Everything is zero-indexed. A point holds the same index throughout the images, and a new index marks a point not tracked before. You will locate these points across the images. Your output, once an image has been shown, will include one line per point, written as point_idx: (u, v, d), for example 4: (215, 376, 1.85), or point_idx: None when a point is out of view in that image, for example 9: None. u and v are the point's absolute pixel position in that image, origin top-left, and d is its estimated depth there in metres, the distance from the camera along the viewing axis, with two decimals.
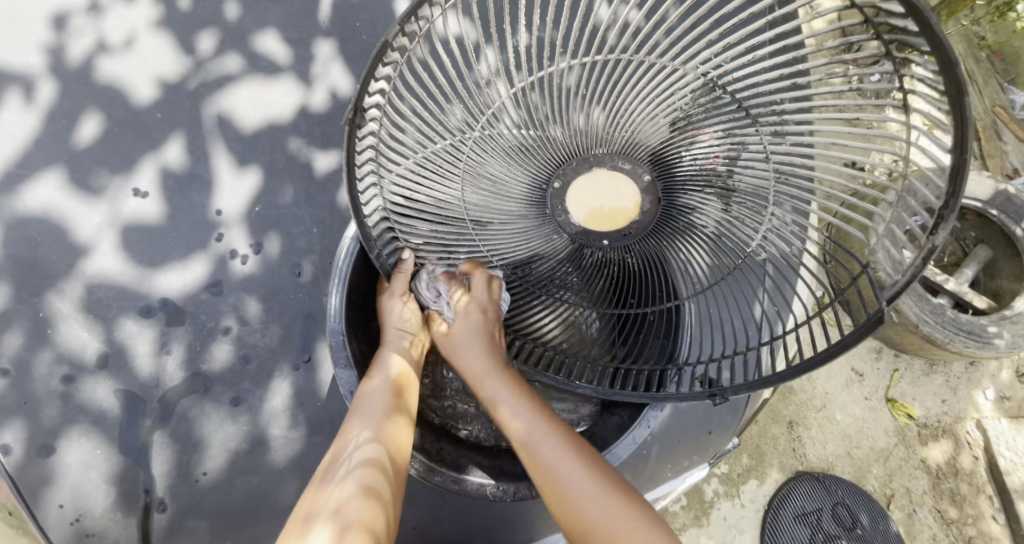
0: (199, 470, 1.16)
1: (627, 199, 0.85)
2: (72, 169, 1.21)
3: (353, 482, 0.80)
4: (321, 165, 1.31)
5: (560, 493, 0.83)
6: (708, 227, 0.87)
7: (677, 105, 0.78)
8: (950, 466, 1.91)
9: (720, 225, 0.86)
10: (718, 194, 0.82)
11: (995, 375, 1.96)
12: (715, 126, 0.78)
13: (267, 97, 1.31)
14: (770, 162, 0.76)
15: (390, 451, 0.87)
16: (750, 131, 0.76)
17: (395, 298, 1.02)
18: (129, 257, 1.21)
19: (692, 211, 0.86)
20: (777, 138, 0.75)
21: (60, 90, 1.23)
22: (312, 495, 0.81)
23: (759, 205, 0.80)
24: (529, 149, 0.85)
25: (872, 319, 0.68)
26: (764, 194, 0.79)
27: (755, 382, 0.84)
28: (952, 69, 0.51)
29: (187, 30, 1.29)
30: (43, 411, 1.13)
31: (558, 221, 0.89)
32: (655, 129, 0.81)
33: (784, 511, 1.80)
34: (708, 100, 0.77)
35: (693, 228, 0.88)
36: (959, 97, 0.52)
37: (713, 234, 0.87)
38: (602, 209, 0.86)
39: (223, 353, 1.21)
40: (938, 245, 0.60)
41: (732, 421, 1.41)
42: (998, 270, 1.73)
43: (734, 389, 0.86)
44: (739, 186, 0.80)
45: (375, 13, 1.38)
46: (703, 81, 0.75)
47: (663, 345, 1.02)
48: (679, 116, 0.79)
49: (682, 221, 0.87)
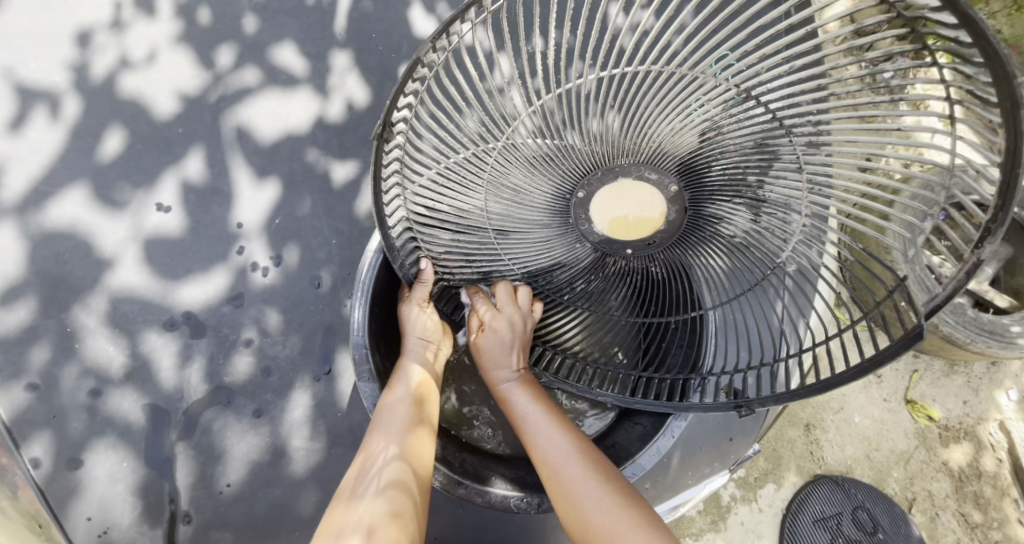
0: (222, 482, 1.16)
1: (651, 209, 0.84)
2: (95, 184, 1.23)
3: (382, 501, 0.80)
4: (338, 175, 1.32)
5: (568, 497, 0.84)
6: (736, 237, 0.86)
7: (705, 117, 0.78)
8: (973, 468, 1.87)
9: (749, 235, 0.84)
10: (748, 204, 0.81)
11: (1017, 375, 1.91)
12: (744, 136, 0.77)
13: (285, 110, 1.31)
14: (804, 173, 0.75)
15: (415, 468, 0.86)
16: (783, 141, 0.75)
17: (414, 306, 1.00)
18: (153, 271, 1.22)
19: (719, 222, 0.85)
20: (813, 149, 0.74)
21: (83, 106, 1.25)
22: (341, 511, 0.80)
23: (789, 216, 0.79)
24: (551, 158, 0.85)
25: (909, 336, 0.66)
26: (797, 204, 0.78)
27: (783, 395, 0.83)
28: (1009, 83, 0.51)
29: (206, 44, 1.31)
30: (70, 424, 1.15)
31: (581, 230, 0.89)
32: (683, 140, 0.80)
33: (803, 515, 1.77)
34: (740, 110, 0.76)
35: (719, 238, 0.87)
36: (1014, 110, 0.53)
37: (740, 244, 0.86)
38: (627, 218, 0.86)
39: (245, 364, 1.22)
40: (984, 259, 0.59)
41: (754, 428, 1.38)
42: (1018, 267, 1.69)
43: (760, 401, 0.85)
44: (770, 197, 0.79)
45: (390, 24, 1.38)
46: (734, 93, 0.75)
47: (686, 353, 1.01)
48: (708, 128, 0.79)
49: (708, 231, 0.86)
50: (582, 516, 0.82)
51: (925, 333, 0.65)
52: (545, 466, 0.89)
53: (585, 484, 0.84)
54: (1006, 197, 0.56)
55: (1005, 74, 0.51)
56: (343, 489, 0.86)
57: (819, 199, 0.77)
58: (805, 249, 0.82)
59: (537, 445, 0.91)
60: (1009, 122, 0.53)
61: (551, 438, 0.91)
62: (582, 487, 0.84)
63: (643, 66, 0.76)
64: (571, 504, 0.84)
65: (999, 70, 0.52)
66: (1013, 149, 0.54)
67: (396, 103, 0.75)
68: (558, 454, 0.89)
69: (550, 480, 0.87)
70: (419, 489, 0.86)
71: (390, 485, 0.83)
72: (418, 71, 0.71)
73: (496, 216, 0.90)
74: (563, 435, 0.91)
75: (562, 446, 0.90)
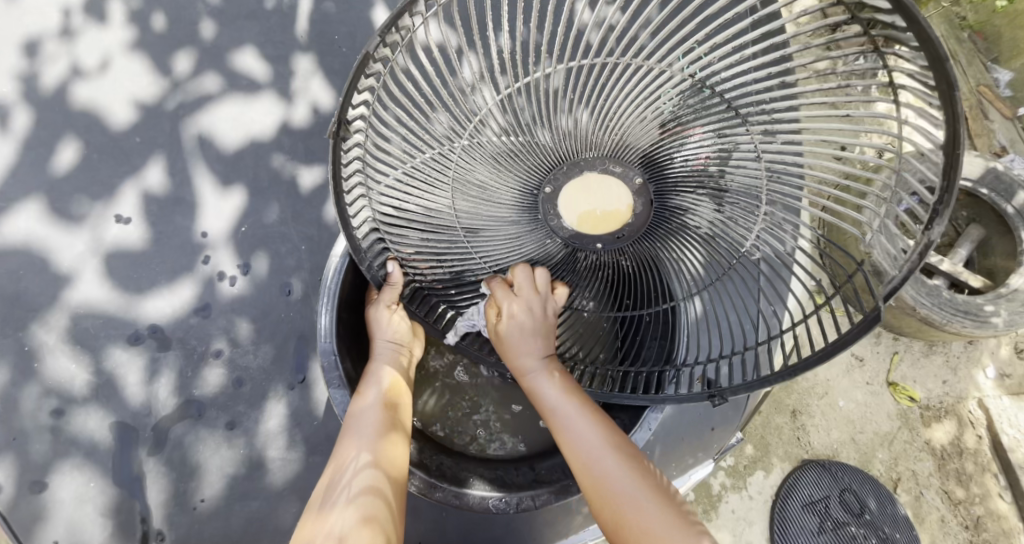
0: (196, 497, 1.14)
1: (619, 203, 0.83)
2: (51, 198, 1.20)
3: (353, 508, 0.79)
4: (305, 180, 1.29)
5: (606, 495, 0.80)
6: (702, 227, 0.85)
7: (666, 107, 0.78)
8: (955, 446, 1.90)
9: (714, 225, 0.84)
10: (710, 195, 0.81)
11: (994, 352, 1.96)
12: (705, 126, 0.77)
13: (248, 115, 1.29)
14: (762, 162, 0.76)
15: (387, 471, 0.85)
16: (740, 130, 0.75)
17: (382, 308, 0.99)
18: (114, 284, 1.19)
19: (684, 213, 0.84)
20: (769, 138, 0.74)
21: (35, 118, 1.22)
22: (312, 523, 0.78)
23: (751, 205, 0.79)
24: (517, 154, 0.84)
25: (867, 320, 0.67)
26: (756, 193, 0.79)
27: (754, 384, 0.82)
28: (942, 63, 0.51)
29: (163, 51, 1.28)
30: (33, 446, 1.11)
31: (551, 225, 0.88)
32: (646, 132, 0.80)
33: (792, 500, 1.79)
34: (697, 101, 0.77)
35: (686, 230, 0.86)
36: (948, 91, 0.52)
37: (707, 235, 0.85)
38: (595, 212, 0.84)
39: (216, 376, 1.19)
40: (933, 241, 0.59)
41: (736, 417, 1.39)
42: (991, 248, 1.79)
43: (732, 390, 0.85)
44: (730, 186, 0.79)
45: (355, 26, 1.36)
46: (690, 82, 0.76)
47: (660, 346, 1.00)
48: (668, 118, 0.79)
49: (674, 222, 0.85)
50: (616, 510, 0.78)
51: (882, 316, 0.65)
52: (577, 461, 0.83)
53: (622, 483, 0.79)
54: (950, 177, 0.56)
55: (937, 56, 0.51)
56: (314, 500, 0.84)
57: (779, 185, 0.77)
58: (770, 237, 0.82)
59: (567, 437, 0.85)
60: (947, 105, 0.53)
61: (586, 434, 0.84)
62: (616, 481, 0.80)
63: (599, 59, 0.76)
64: (607, 500, 0.79)
65: (932, 50, 0.51)
66: (955, 135, 0.54)
67: (352, 99, 0.74)
68: (593, 451, 0.82)
69: (585, 477, 0.82)
70: (394, 495, 0.84)
71: (365, 492, 0.81)
72: (371, 66, 0.70)
73: (463, 213, 0.89)
74: (594, 424, 0.85)
75: (591, 437, 0.84)
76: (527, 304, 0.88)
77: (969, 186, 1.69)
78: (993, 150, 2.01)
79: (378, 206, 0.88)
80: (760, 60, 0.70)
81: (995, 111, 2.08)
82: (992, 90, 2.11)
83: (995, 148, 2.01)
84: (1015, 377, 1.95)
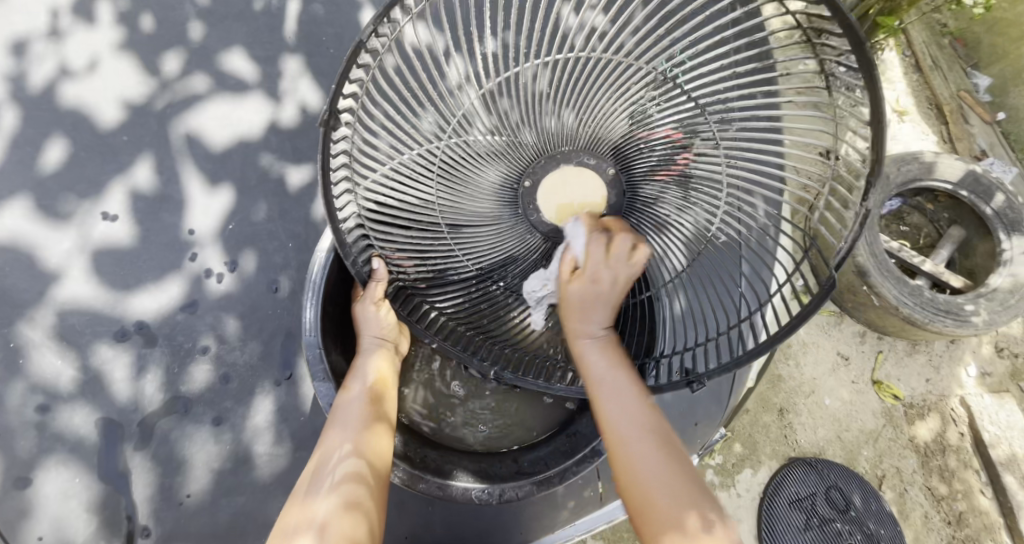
0: (183, 492, 1.14)
1: (594, 194, 0.87)
2: (38, 196, 1.20)
3: (335, 495, 0.80)
4: (293, 179, 1.31)
5: (631, 480, 0.70)
6: (671, 216, 0.89)
7: (633, 101, 0.82)
8: (938, 443, 1.94)
9: (682, 213, 0.88)
10: (677, 183, 0.86)
11: (975, 350, 2.02)
12: (671, 118, 0.83)
13: (236, 115, 1.30)
14: (720, 148, 0.82)
15: (370, 461, 0.87)
16: (699, 120, 0.82)
17: (369, 305, 1.00)
18: (101, 281, 1.20)
19: (653, 202, 0.88)
20: (725, 126, 0.82)
21: (23, 116, 1.23)
22: (295, 509, 0.80)
23: (714, 189, 0.85)
24: (500, 152, 0.87)
25: (823, 288, 0.68)
26: (717, 180, 0.84)
27: (727, 366, 0.84)
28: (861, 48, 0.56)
29: (152, 51, 1.29)
30: (18, 442, 1.12)
31: (530, 220, 0.92)
32: (616, 125, 0.84)
33: (779, 497, 1.82)
34: (663, 93, 0.82)
35: (658, 220, 0.90)
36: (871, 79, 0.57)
37: (677, 223, 0.89)
38: (572, 204, 0.89)
39: (203, 372, 1.20)
40: (870, 209, 0.62)
41: (718, 411, 1.42)
42: (972, 249, 1.85)
43: (709, 373, 0.86)
44: (694, 173, 0.84)
45: (342, 27, 1.38)
46: (654, 75, 0.80)
47: (637, 340, 1.00)
48: (637, 112, 0.83)
49: (645, 212, 0.89)
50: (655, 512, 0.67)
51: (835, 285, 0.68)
52: (616, 446, 0.73)
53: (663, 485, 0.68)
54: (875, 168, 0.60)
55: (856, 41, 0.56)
56: (297, 489, 0.86)
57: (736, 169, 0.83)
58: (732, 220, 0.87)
59: (607, 421, 0.74)
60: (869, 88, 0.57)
61: (626, 410, 0.74)
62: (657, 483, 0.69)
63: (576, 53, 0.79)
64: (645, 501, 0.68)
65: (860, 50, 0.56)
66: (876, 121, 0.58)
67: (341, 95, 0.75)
68: (633, 432, 0.72)
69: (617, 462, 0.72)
70: (376, 483, 0.86)
71: (346, 480, 0.82)
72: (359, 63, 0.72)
73: (447, 209, 0.90)
74: (637, 404, 0.75)
75: (632, 421, 0.73)
76: (613, 275, 0.78)
77: (949, 188, 1.74)
78: (974, 154, 2.06)
79: (365, 203, 0.88)
80: (733, 61, 0.76)
81: (975, 116, 2.13)
82: (973, 95, 2.17)
83: (976, 152, 2.06)
84: (995, 375, 2.01)
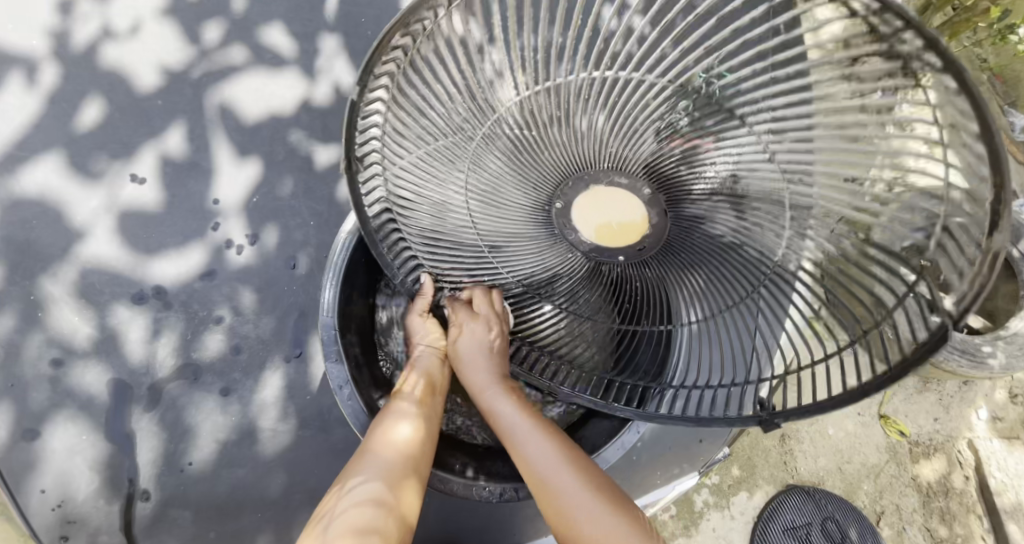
0: (185, 460, 1.15)
1: (634, 211, 0.71)
2: (70, 154, 1.22)
3: (366, 493, 0.84)
4: (322, 158, 1.31)
5: (570, 516, 0.83)
6: (725, 238, 0.71)
7: (656, 115, 0.67)
8: (941, 484, 1.90)
9: (738, 235, 0.70)
10: (728, 200, 0.68)
11: (988, 394, 1.94)
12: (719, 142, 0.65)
13: (270, 89, 1.31)
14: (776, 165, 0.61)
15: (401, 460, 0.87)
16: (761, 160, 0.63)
17: (416, 316, 0.98)
18: (125, 243, 1.21)
19: (703, 222, 0.71)
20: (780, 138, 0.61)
21: (62, 74, 1.24)
22: (332, 497, 0.86)
23: (778, 215, 0.64)
24: (527, 155, 0.73)
25: (933, 340, 0.53)
26: (783, 201, 0.63)
27: (810, 411, 0.66)
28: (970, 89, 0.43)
29: (194, 19, 1.30)
30: (31, 395, 1.13)
31: (569, 240, 0.76)
32: (642, 143, 0.70)
33: (773, 525, 1.79)
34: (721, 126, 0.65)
35: (711, 242, 0.72)
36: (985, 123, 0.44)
37: (730, 245, 0.71)
38: (611, 225, 0.73)
39: (216, 343, 1.21)
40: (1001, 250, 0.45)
41: (723, 430, 1.39)
42: (995, 291, 1.77)
43: (785, 416, 0.70)
44: (750, 192, 0.65)
45: (381, 9, 1.38)
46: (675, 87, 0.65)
47: (654, 353, 0.88)
48: (664, 126, 0.68)
49: (698, 237, 0.73)
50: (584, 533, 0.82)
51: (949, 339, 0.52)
52: (536, 482, 0.85)
53: (588, 504, 0.83)
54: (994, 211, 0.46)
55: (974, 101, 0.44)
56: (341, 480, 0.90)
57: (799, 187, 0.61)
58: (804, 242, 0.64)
59: (527, 459, 0.87)
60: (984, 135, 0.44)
61: (542, 453, 0.86)
62: (581, 508, 0.82)
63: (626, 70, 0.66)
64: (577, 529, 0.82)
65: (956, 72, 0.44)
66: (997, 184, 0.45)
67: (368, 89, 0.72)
68: (555, 473, 0.85)
69: (544, 496, 0.85)
70: (408, 478, 0.87)
71: (373, 461, 0.87)
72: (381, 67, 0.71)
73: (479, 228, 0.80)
74: (547, 440, 0.88)
75: (541, 449, 0.87)
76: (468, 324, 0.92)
77: None
78: None
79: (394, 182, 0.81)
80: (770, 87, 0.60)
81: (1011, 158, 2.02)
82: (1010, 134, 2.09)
83: None
84: (1007, 421, 1.93)
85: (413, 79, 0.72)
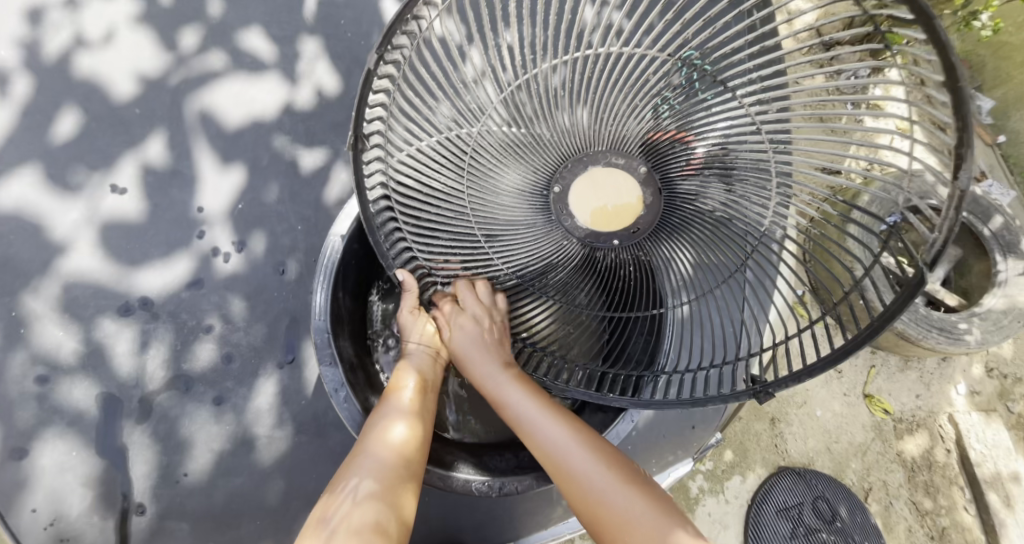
0: (180, 471, 1.14)
1: (629, 194, 0.78)
2: (47, 166, 1.19)
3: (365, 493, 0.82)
4: (306, 162, 1.30)
5: (581, 489, 0.81)
6: (714, 212, 0.79)
7: (655, 92, 0.73)
8: (925, 459, 1.96)
9: (727, 208, 0.78)
10: (718, 175, 0.76)
11: (966, 370, 2.00)
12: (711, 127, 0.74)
13: (250, 94, 1.29)
14: (763, 134, 0.71)
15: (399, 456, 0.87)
16: (750, 128, 0.72)
17: (407, 314, 1.01)
18: (108, 255, 1.19)
19: (694, 198, 0.79)
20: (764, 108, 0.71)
21: (35, 85, 1.21)
22: (326, 499, 0.83)
23: (763, 181, 0.73)
24: (519, 147, 0.79)
25: (912, 285, 0.62)
26: (765, 167, 0.73)
27: (798, 371, 0.72)
28: (945, 53, 0.50)
29: (170, 26, 1.28)
30: (17, 413, 1.11)
31: (565, 226, 0.81)
32: (637, 124, 0.76)
33: (767, 507, 1.83)
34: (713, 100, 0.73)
35: (700, 215, 0.80)
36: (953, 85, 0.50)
37: (719, 218, 0.79)
38: (607, 208, 0.79)
39: (207, 352, 1.19)
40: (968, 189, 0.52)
41: (715, 416, 1.42)
42: (966, 270, 1.82)
43: (778, 383, 0.74)
44: (737, 164, 0.74)
45: (360, 10, 1.37)
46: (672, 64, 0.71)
47: (645, 343, 0.94)
48: (659, 108, 0.75)
49: (688, 210, 0.80)
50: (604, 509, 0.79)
51: (925, 282, 0.60)
52: (549, 462, 0.84)
53: (597, 476, 0.81)
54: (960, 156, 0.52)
55: (947, 64, 0.50)
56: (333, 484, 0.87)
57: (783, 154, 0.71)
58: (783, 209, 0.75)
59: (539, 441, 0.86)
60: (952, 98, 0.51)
61: (557, 434, 0.85)
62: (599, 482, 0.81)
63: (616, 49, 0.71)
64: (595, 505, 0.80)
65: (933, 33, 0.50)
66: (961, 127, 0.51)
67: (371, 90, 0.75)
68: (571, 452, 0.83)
69: (559, 477, 0.83)
70: (404, 479, 0.85)
71: (369, 460, 0.86)
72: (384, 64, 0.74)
73: (481, 216, 0.83)
74: (558, 421, 0.87)
75: (553, 431, 0.86)
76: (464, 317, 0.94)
77: None
78: None
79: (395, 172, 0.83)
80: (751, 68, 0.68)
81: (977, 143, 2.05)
82: None
83: None
84: (985, 394, 2.00)
85: (412, 78, 0.77)
